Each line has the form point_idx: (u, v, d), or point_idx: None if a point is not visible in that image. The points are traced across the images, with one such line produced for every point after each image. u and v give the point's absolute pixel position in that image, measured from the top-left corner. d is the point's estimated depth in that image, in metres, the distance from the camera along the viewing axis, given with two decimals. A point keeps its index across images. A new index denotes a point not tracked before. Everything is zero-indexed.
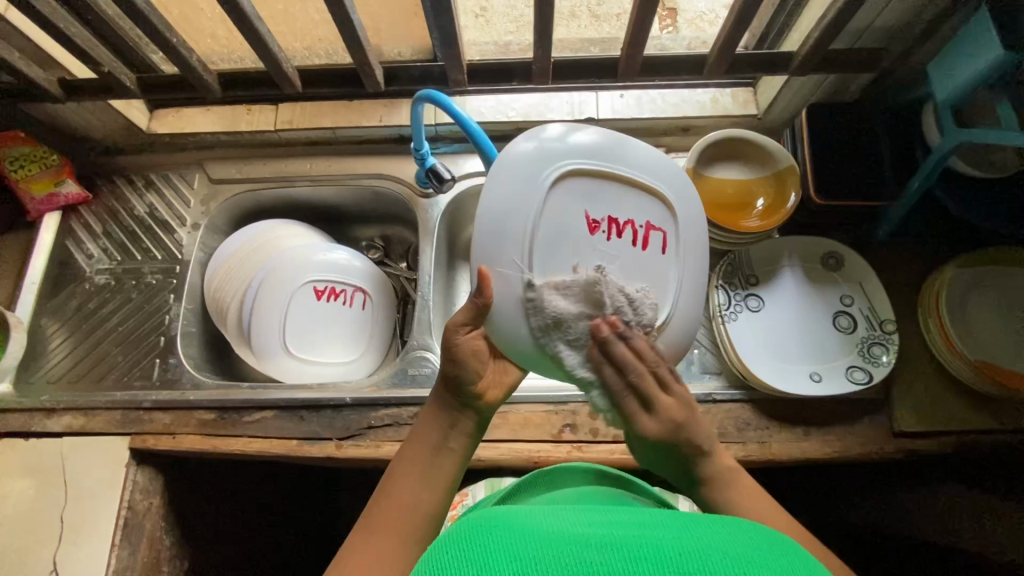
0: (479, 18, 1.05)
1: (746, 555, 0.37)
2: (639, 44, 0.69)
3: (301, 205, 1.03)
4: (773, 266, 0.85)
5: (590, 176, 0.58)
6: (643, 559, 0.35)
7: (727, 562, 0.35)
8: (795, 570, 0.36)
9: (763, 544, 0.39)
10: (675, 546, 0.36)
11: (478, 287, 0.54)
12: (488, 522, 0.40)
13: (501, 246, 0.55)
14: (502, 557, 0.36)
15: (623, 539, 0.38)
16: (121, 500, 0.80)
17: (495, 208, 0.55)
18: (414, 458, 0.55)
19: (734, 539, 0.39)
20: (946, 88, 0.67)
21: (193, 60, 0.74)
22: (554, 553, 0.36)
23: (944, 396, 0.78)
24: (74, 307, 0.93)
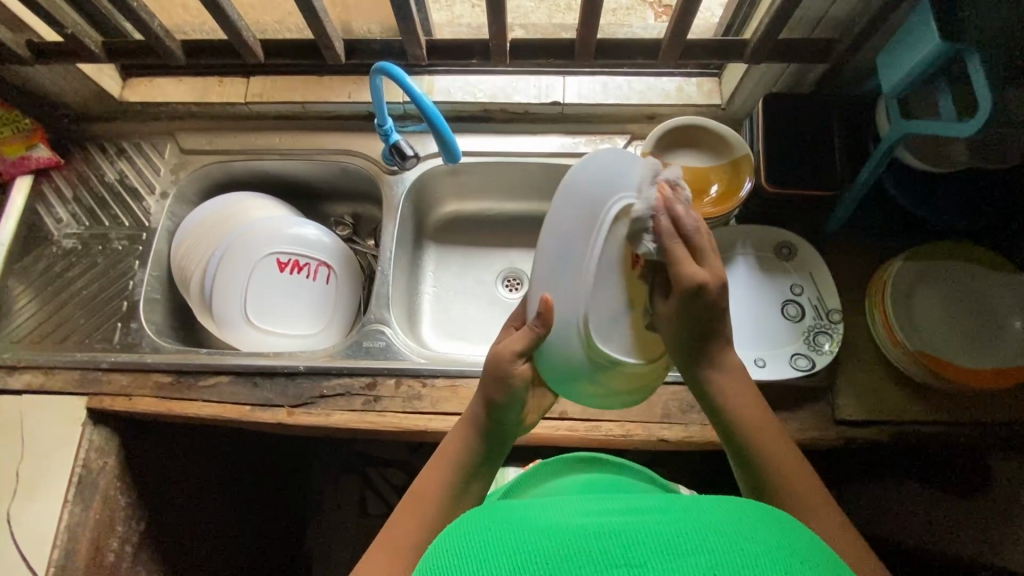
0: (477, 8, 1.06)
1: (739, 532, 0.38)
2: (592, 25, 0.70)
3: (270, 178, 1.04)
4: (726, 254, 0.86)
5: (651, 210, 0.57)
6: (637, 543, 0.37)
7: (719, 540, 0.37)
8: (787, 543, 0.38)
9: (755, 516, 0.41)
10: (669, 530, 0.38)
11: (539, 319, 0.55)
12: (490, 518, 0.42)
13: (562, 279, 0.54)
14: (501, 551, 0.38)
15: (617, 524, 0.40)
16: (77, 457, 0.82)
17: (560, 237, 0.54)
18: (449, 465, 0.59)
19: (728, 516, 0.41)
20: (893, 79, 0.68)
21: (155, 26, 0.75)
22: (549, 543, 0.38)
23: (885, 386, 0.79)
24: (40, 269, 0.95)
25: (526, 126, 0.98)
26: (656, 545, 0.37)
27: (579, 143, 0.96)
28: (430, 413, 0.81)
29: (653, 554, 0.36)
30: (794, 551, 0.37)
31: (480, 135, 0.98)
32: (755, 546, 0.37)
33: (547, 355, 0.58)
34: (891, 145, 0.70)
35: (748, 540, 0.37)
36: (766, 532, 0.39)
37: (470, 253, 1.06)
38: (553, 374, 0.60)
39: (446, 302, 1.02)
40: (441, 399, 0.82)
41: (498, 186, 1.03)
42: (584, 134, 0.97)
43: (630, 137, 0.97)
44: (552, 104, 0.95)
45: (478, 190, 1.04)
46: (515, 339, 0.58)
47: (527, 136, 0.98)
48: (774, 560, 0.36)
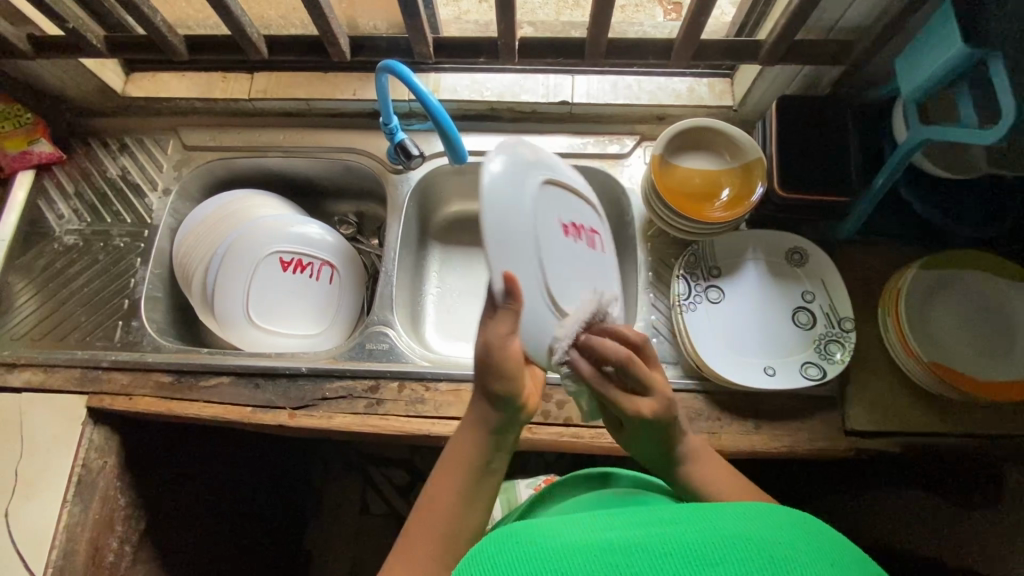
0: (482, 3, 1.04)
1: (763, 536, 0.38)
2: (604, 25, 0.69)
3: (274, 176, 1.03)
4: (737, 259, 0.85)
5: (555, 182, 0.63)
6: (668, 555, 0.37)
7: (744, 546, 0.37)
8: (812, 544, 0.38)
9: (774, 516, 0.41)
10: (695, 540, 0.38)
11: (512, 293, 0.50)
12: (508, 535, 0.41)
13: (520, 246, 0.53)
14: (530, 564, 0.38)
15: (644, 535, 0.39)
16: (76, 457, 0.81)
17: (505, 207, 0.53)
18: (457, 469, 0.56)
19: (748, 516, 0.41)
20: (912, 83, 0.66)
21: (157, 21, 0.73)
22: (580, 557, 0.38)
23: (897, 396, 0.78)
24: (41, 266, 0.94)
25: (534, 125, 0.97)
26: (682, 557, 0.37)
27: (587, 143, 0.95)
28: (433, 417, 0.80)
29: (683, 565, 0.36)
30: (818, 552, 0.38)
31: (487, 135, 0.96)
32: (785, 553, 0.37)
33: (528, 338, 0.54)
34: (908, 152, 0.69)
35: (778, 548, 0.37)
36: (797, 539, 0.39)
37: (473, 253, 1.05)
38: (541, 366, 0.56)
39: (448, 303, 1.01)
40: (445, 403, 0.81)
41: None
42: (592, 135, 0.96)
43: (639, 138, 0.95)
44: (560, 104, 0.93)
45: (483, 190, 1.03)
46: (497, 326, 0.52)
47: (535, 135, 0.96)
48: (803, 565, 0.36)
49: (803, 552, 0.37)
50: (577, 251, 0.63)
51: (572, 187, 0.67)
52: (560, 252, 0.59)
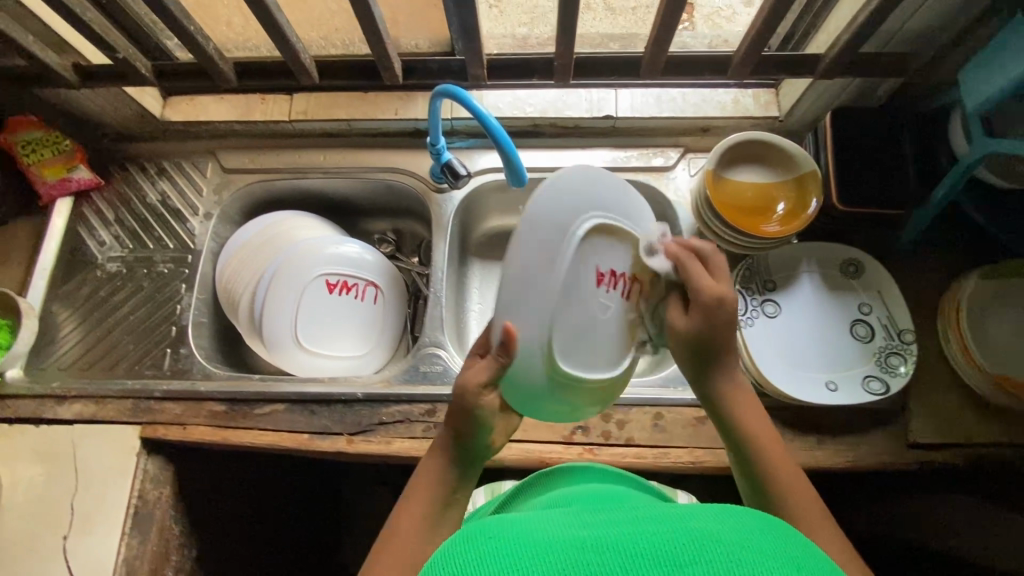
0: (492, 8, 1.04)
1: (738, 541, 0.38)
2: (664, 44, 0.68)
3: (313, 196, 1.02)
4: (791, 272, 0.84)
5: (615, 230, 0.54)
6: (638, 556, 0.36)
7: (718, 550, 0.37)
8: (786, 552, 0.38)
9: (748, 521, 0.41)
10: (669, 539, 0.37)
11: (505, 347, 0.50)
12: (481, 533, 0.41)
13: (532, 303, 0.50)
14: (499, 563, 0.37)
15: (615, 535, 0.39)
16: (132, 488, 0.81)
17: (527, 258, 0.49)
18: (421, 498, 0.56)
19: (724, 522, 0.40)
20: (976, 99, 0.66)
21: (210, 48, 0.73)
22: (550, 556, 0.37)
23: (960, 408, 0.77)
24: (85, 294, 0.93)
25: (576, 140, 0.96)
26: (656, 558, 0.36)
27: (630, 157, 0.94)
28: None
29: (653, 565, 0.36)
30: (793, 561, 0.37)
31: (529, 151, 0.96)
32: (754, 556, 0.37)
33: (511, 382, 0.54)
34: (970, 167, 0.68)
35: (747, 549, 0.37)
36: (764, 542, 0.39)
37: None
38: (515, 401, 0.57)
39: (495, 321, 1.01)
40: None
41: None
42: (635, 148, 0.95)
43: (684, 150, 0.94)
44: (604, 118, 0.93)
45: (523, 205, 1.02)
46: (478, 369, 0.55)
47: (577, 150, 0.95)
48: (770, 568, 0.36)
49: (769, 556, 0.37)
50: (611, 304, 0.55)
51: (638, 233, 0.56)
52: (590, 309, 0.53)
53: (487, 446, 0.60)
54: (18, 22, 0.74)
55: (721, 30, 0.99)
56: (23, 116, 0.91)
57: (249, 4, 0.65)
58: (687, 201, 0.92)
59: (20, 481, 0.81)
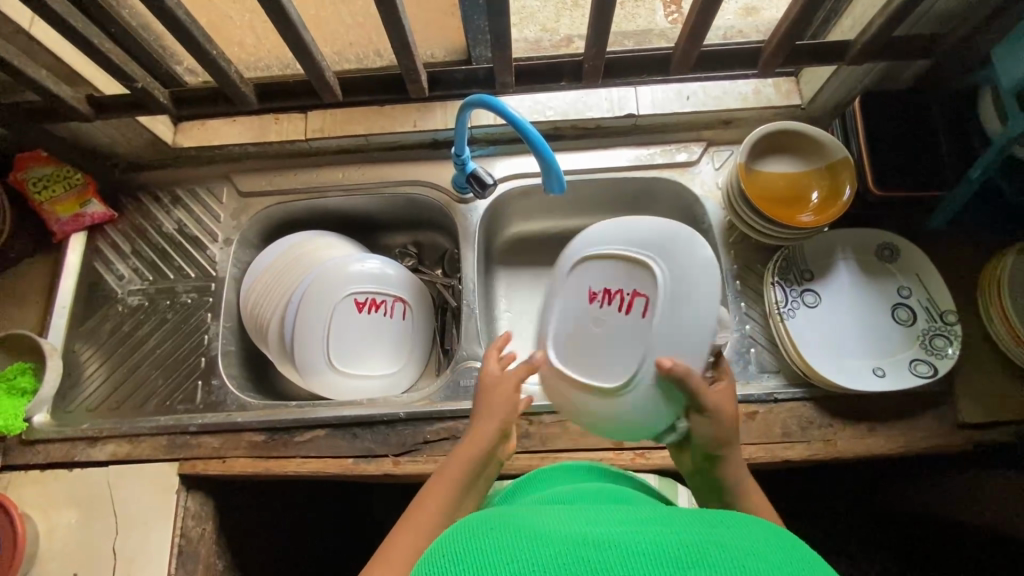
0: None
1: (745, 548, 0.37)
2: (697, 39, 0.67)
3: (332, 214, 1.00)
4: (827, 260, 0.84)
5: (609, 258, 0.64)
6: (638, 555, 0.36)
7: (721, 555, 0.36)
8: (795, 564, 0.37)
9: (756, 533, 0.40)
10: (673, 541, 0.37)
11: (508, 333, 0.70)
12: (484, 522, 0.40)
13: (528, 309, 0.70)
14: (495, 555, 0.37)
15: (618, 533, 0.38)
16: (175, 527, 0.78)
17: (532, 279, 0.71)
18: (437, 489, 0.58)
19: (732, 530, 0.39)
20: (1012, 74, 0.66)
21: (231, 70, 0.71)
22: (548, 550, 0.36)
23: (1011, 385, 0.77)
24: (108, 331, 0.91)
25: (598, 140, 0.95)
26: (658, 559, 0.35)
27: (653, 154, 0.94)
28: (543, 451, 0.78)
29: (654, 566, 0.35)
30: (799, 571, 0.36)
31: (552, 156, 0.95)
32: (757, 562, 0.36)
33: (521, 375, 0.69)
34: (1008, 142, 0.67)
35: (746, 554, 0.36)
36: (770, 550, 0.38)
37: (541, 269, 1.04)
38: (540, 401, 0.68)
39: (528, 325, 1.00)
40: (552, 436, 0.79)
41: (569, 204, 1.00)
42: (657, 145, 0.94)
43: (707, 144, 0.94)
44: (626, 117, 0.92)
45: (546, 209, 1.01)
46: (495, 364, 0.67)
47: (599, 151, 0.95)
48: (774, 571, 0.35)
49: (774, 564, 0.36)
50: (602, 317, 0.63)
51: (631, 256, 0.63)
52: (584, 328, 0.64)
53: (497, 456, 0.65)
54: (29, 56, 0.71)
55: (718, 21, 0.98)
56: (34, 152, 0.90)
57: (274, 20, 0.63)
58: (714, 195, 0.91)
59: (58, 528, 0.78)
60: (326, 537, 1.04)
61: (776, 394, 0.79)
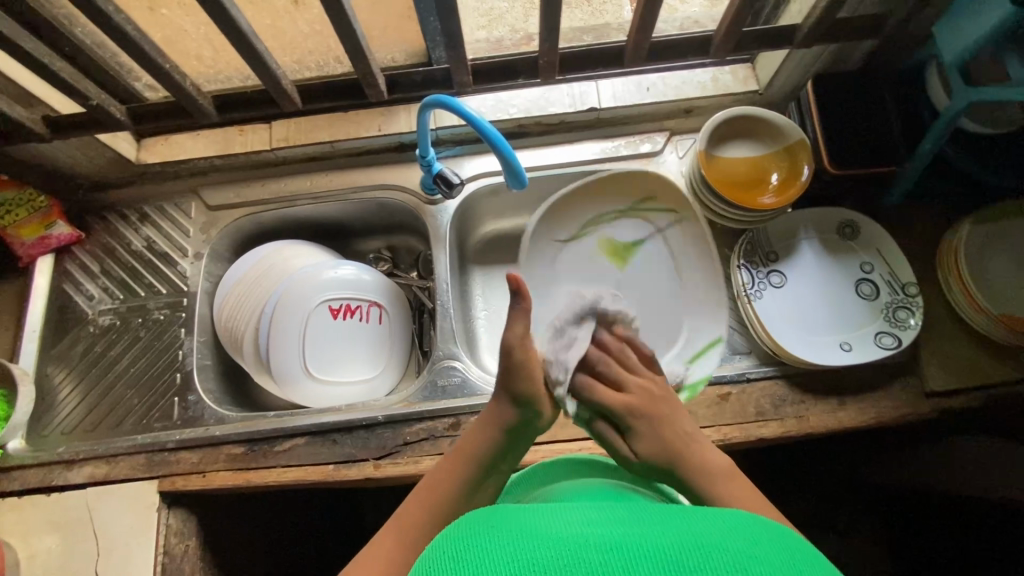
0: None
1: (744, 552, 0.40)
2: (647, 30, 0.68)
3: (302, 223, 1.00)
4: (792, 240, 0.85)
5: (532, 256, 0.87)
6: (642, 557, 0.39)
7: (721, 558, 0.39)
8: (791, 566, 0.40)
9: (757, 539, 0.43)
10: (675, 545, 0.40)
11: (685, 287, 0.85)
12: (495, 524, 0.44)
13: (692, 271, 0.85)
14: (504, 551, 0.40)
15: (621, 535, 0.41)
16: (158, 545, 0.78)
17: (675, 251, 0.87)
18: (459, 453, 0.67)
19: (733, 537, 0.42)
20: (952, 50, 0.68)
21: (186, 84, 0.71)
22: (555, 549, 0.39)
23: (973, 351, 0.78)
24: (80, 352, 0.90)
25: (562, 136, 0.96)
26: (659, 562, 0.38)
27: (618, 146, 0.95)
28: None
29: (655, 566, 0.38)
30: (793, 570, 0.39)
31: (519, 154, 0.96)
32: (756, 564, 0.39)
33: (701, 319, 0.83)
34: (954, 115, 0.69)
35: (745, 557, 0.39)
36: (771, 555, 0.41)
37: (599, 213, 0.88)
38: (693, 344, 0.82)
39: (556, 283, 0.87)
40: None
41: (539, 199, 1.01)
42: (622, 137, 0.96)
43: (669, 134, 0.95)
44: (588, 111, 0.92)
45: (517, 206, 1.02)
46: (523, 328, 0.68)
47: (565, 146, 0.96)
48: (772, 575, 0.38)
49: (771, 566, 0.39)
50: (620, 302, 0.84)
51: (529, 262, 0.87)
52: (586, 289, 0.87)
53: (537, 421, 0.70)
54: None
55: (680, 13, 0.99)
56: None
57: (224, 31, 0.63)
58: (679, 183, 0.93)
59: (39, 553, 0.77)
60: (318, 545, 1.04)
61: (747, 374, 0.81)
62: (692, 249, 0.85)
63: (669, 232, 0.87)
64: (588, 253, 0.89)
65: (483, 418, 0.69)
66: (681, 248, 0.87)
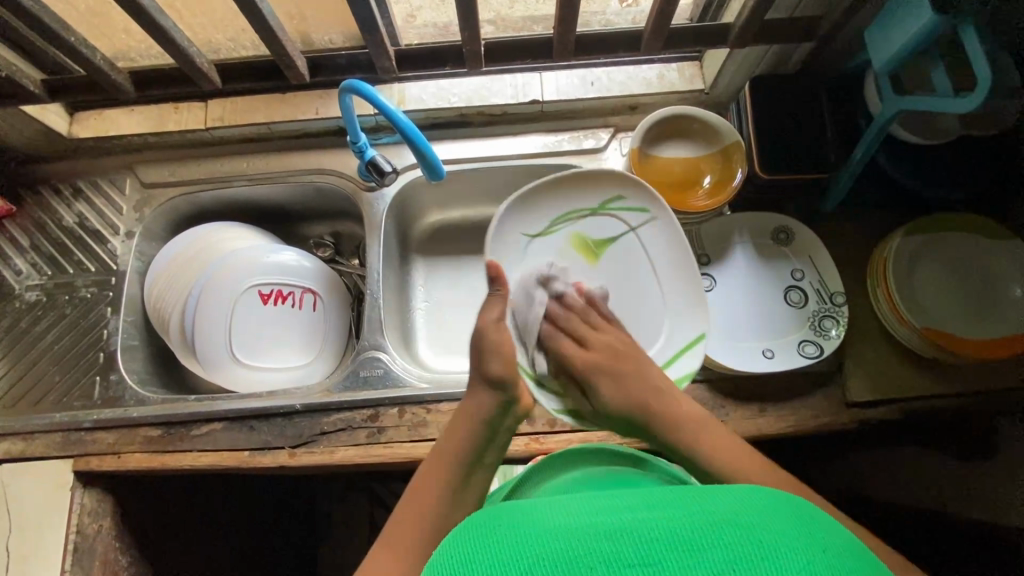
0: None
1: (759, 521, 0.38)
2: (569, 23, 0.67)
3: (242, 205, 0.99)
4: (723, 244, 0.85)
5: (445, 274, 1.02)
6: (652, 541, 0.36)
7: (735, 531, 0.36)
8: (813, 531, 0.37)
9: (769, 501, 0.41)
10: (685, 524, 0.37)
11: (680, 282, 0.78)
12: (490, 526, 0.41)
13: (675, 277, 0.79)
14: (505, 555, 0.37)
15: (628, 521, 0.38)
16: (69, 524, 0.77)
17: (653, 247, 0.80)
18: (439, 463, 0.62)
19: (743, 504, 0.40)
20: (883, 56, 0.66)
21: (97, 58, 0.69)
22: (554, 545, 0.36)
23: (896, 364, 0.78)
24: (4, 327, 0.89)
25: (506, 128, 0.94)
26: (673, 543, 0.35)
27: (561, 141, 0.93)
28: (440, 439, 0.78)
29: (670, 550, 0.35)
30: (814, 535, 0.37)
31: (461, 144, 0.94)
32: (773, 533, 0.36)
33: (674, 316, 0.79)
34: (885, 123, 0.68)
35: (761, 527, 0.37)
36: (790, 520, 0.38)
37: (571, 208, 0.80)
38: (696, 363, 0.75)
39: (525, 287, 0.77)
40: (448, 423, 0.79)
41: (482, 191, 1.00)
42: (566, 131, 0.94)
43: (614, 130, 0.94)
44: (531, 103, 0.91)
45: (462, 197, 1.00)
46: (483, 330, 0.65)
47: (506, 138, 0.94)
48: (793, 553, 0.35)
49: (788, 533, 0.37)
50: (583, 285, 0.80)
51: (443, 280, 1.02)
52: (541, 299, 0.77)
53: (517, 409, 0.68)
54: None
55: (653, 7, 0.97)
56: None
57: (126, 9, 0.62)
58: None
59: None
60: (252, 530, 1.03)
61: None
62: (672, 244, 0.79)
63: (644, 231, 0.80)
64: (558, 250, 0.80)
65: (461, 412, 0.66)
66: (657, 245, 0.80)
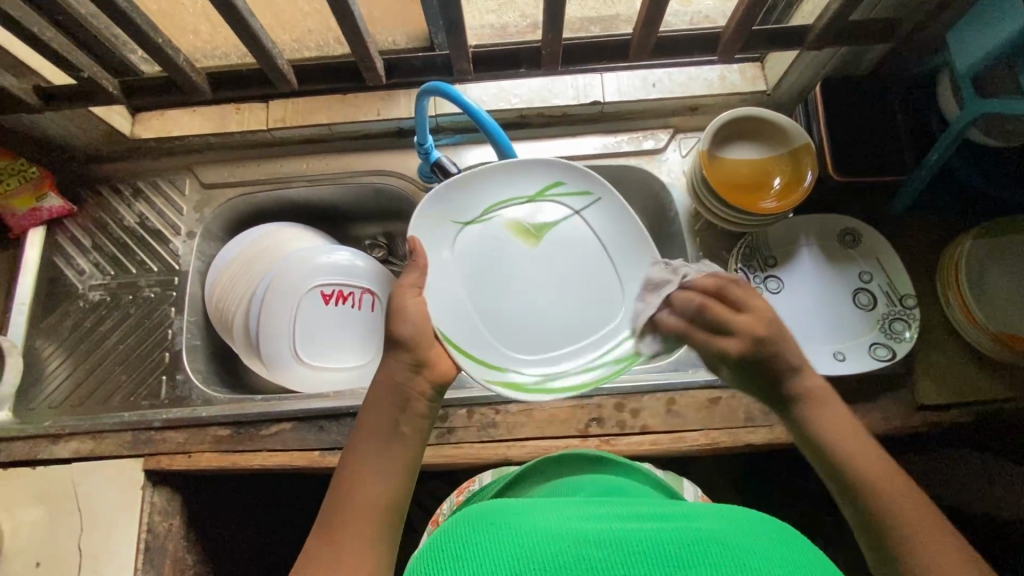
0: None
1: (750, 546, 0.37)
2: (653, 26, 0.67)
3: (297, 205, 0.99)
4: (790, 246, 0.84)
5: None
6: (637, 555, 0.36)
7: (721, 550, 0.36)
8: (809, 562, 0.36)
9: (767, 528, 0.40)
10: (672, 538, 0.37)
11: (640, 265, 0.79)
12: (483, 522, 0.41)
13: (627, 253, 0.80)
14: (491, 555, 0.37)
15: (617, 533, 0.39)
16: (141, 522, 0.77)
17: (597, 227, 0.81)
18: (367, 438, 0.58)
19: (740, 528, 0.39)
20: (969, 59, 0.66)
21: (179, 58, 0.69)
22: (547, 550, 0.37)
23: (967, 366, 0.78)
24: (70, 326, 0.90)
25: (565, 129, 0.94)
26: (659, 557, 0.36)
27: (621, 142, 0.93)
28: (510, 439, 0.79)
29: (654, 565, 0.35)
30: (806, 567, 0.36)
31: (519, 146, 0.94)
32: (760, 559, 0.36)
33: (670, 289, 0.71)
34: (962, 128, 0.68)
35: (753, 551, 0.36)
36: (781, 549, 0.37)
37: (505, 196, 0.81)
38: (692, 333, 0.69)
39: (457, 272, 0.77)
40: (517, 424, 0.79)
41: None
42: (626, 132, 0.94)
43: (673, 131, 0.93)
44: (591, 104, 0.91)
45: None
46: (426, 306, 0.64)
47: (566, 139, 0.94)
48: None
49: (775, 558, 0.36)
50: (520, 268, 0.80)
51: None
52: (475, 284, 0.78)
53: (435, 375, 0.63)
54: None
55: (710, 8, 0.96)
56: None
57: (219, 8, 0.62)
58: (681, 181, 0.91)
59: (20, 525, 0.76)
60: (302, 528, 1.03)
61: None
62: (616, 221, 0.81)
63: (591, 213, 0.82)
64: (495, 236, 0.80)
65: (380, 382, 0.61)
66: (604, 226, 0.81)
